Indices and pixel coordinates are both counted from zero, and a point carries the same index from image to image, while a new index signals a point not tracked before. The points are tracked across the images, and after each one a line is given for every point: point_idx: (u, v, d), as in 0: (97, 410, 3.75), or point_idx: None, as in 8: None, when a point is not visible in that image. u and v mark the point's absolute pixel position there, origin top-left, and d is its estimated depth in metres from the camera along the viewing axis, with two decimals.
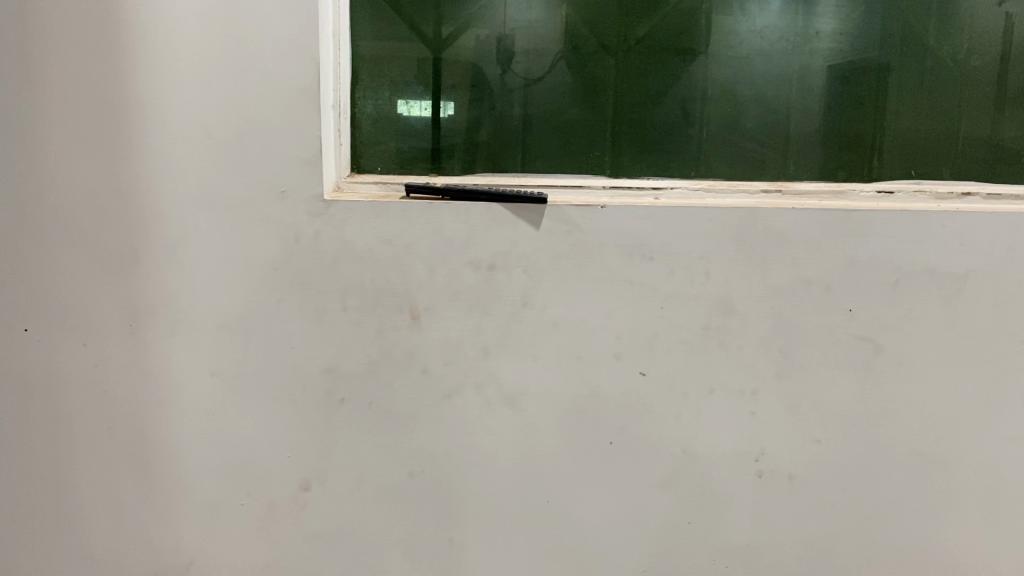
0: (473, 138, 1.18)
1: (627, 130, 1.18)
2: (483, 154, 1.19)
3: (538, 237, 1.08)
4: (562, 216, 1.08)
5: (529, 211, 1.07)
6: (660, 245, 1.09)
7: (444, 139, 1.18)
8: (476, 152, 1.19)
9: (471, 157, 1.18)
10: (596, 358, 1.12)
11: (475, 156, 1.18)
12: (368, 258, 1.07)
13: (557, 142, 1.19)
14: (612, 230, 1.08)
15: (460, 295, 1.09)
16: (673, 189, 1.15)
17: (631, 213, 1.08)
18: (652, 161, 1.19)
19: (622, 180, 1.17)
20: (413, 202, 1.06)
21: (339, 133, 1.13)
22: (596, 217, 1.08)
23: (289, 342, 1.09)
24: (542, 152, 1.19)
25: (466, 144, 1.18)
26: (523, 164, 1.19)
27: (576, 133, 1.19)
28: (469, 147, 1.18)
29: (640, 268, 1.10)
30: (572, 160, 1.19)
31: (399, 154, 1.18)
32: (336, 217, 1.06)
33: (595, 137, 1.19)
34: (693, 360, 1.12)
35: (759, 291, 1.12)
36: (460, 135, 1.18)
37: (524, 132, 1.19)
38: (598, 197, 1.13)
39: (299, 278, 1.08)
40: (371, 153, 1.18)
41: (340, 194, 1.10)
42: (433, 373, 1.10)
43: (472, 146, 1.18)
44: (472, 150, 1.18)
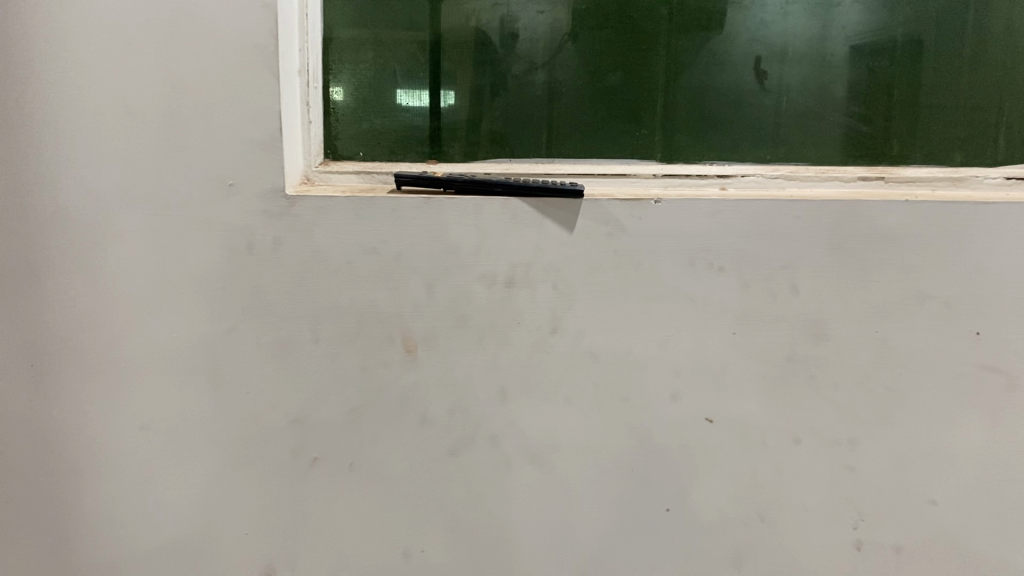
0: (481, 114, 0.91)
1: (683, 102, 0.91)
2: (495, 134, 0.92)
3: (572, 242, 0.81)
4: (603, 214, 0.81)
5: (560, 207, 0.81)
6: (732, 252, 0.83)
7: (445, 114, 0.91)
8: (487, 132, 0.92)
9: (480, 139, 0.92)
10: (648, 399, 0.85)
11: (485, 138, 0.92)
12: (346, 272, 0.80)
13: (593, 118, 0.92)
14: (669, 232, 0.82)
15: (470, 319, 0.82)
16: (745, 178, 0.89)
17: (694, 208, 0.82)
18: (716, 141, 0.92)
19: (676, 166, 0.90)
20: (405, 197, 0.80)
21: (308, 108, 0.86)
22: (649, 215, 0.82)
23: (245, 385, 0.82)
24: (572, 130, 0.92)
25: (473, 121, 0.91)
26: (547, 146, 0.92)
27: (616, 106, 0.91)
28: (477, 126, 0.91)
29: (705, 281, 0.83)
30: (611, 140, 0.92)
31: (388, 137, 0.92)
32: (303, 217, 0.79)
33: (642, 110, 0.91)
34: (774, 401, 0.86)
35: (860, 310, 0.85)
36: (464, 110, 0.91)
37: (549, 105, 0.91)
38: (649, 189, 0.86)
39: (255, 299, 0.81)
40: (350, 133, 0.91)
41: (310, 188, 0.83)
42: (434, 423, 0.84)
43: (482, 124, 0.91)
44: (482, 129, 0.91)
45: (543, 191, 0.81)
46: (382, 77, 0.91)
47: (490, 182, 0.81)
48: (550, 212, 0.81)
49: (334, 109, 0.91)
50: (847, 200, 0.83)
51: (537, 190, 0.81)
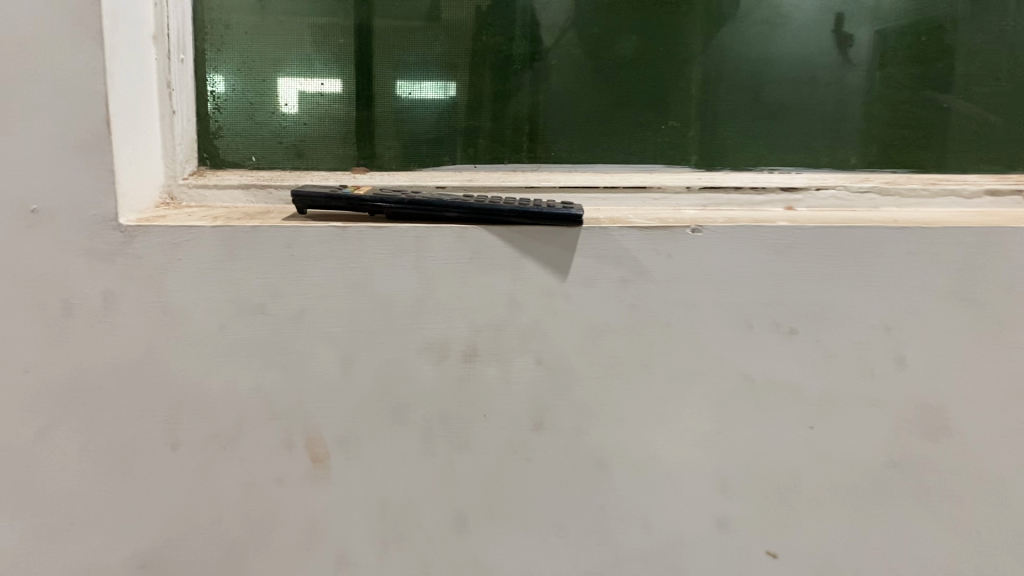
0: (473, 103, 0.62)
1: (730, 82, 0.62)
2: (489, 130, 0.62)
3: (564, 293, 0.53)
4: (611, 250, 0.53)
5: (545, 242, 0.53)
6: (806, 305, 0.55)
7: (411, 103, 0.62)
8: (465, 127, 0.62)
9: (456, 137, 0.62)
10: (679, 525, 0.57)
11: (459, 136, 0.62)
12: (218, 342, 0.52)
13: (603, 107, 0.62)
14: (712, 276, 0.54)
15: (409, 412, 0.54)
16: (820, 191, 0.61)
17: (748, 239, 0.54)
18: (775, 140, 0.63)
19: (722, 176, 0.61)
20: (305, 226, 0.52)
21: (172, 92, 0.57)
22: (681, 250, 0.54)
23: (66, 518, 0.53)
24: (569, 124, 0.62)
25: (465, 105, 0.62)
26: (532, 148, 0.63)
27: (632, 89, 0.62)
28: (461, 119, 0.62)
29: (765, 351, 0.55)
30: (626, 138, 0.63)
31: (296, 134, 0.62)
32: (149, 260, 0.51)
33: (668, 94, 0.62)
34: (870, 526, 0.57)
35: (1000, 391, 0.56)
36: (458, 98, 0.62)
37: (533, 89, 0.62)
38: (680, 211, 0.58)
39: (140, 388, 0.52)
40: (239, 129, 0.61)
41: (170, 211, 0.55)
42: (356, 567, 0.55)
43: (461, 117, 0.62)
44: (465, 123, 0.62)
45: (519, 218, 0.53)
46: (284, 47, 0.61)
47: (438, 203, 0.53)
48: (529, 248, 0.53)
49: (215, 93, 0.61)
50: (984, 226, 0.55)
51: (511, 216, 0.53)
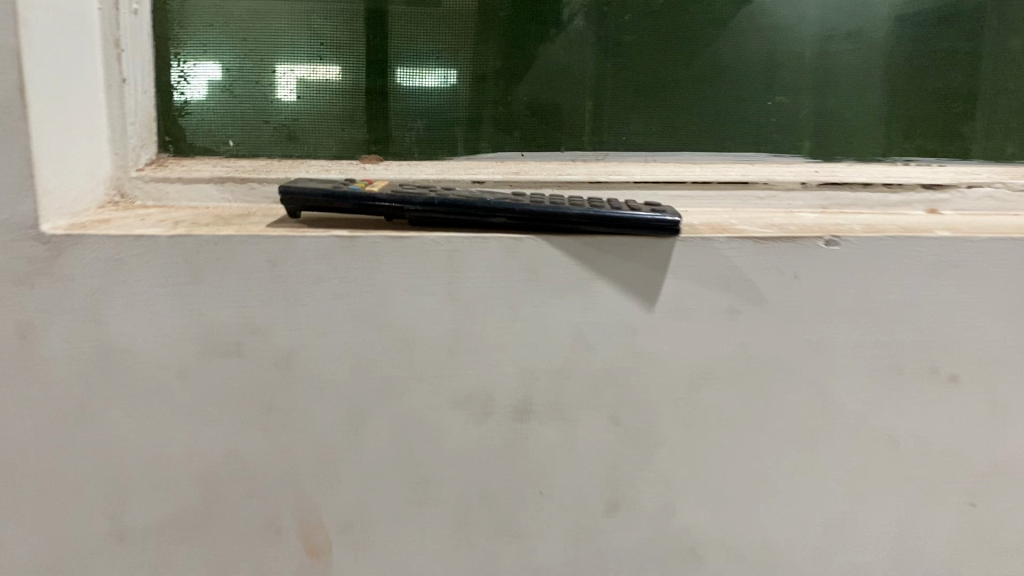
0: (481, 82, 0.46)
1: (860, 45, 0.47)
2: (492, 116, 0.47)
3: (652, 329, 0.40)
4: (717, 271, 0.39)
5: (628, 258, 0.39)
6: (971, 343, 0.41)
7: (407, 81, 0.46)
8: (470, 110, 0.47)
9: (459, 123, 0.47)
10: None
11: (464, 122, 0.47)
12: (180, 395, 0.38)
13: (678, 77, 0.47)
14: (847, 304, 0.40)
15: (438, 486, 0.40)
16: (972, 189, 0.46)
17: (900, 258, 0.40)
18: (915, 121, 0.48)
19: (845, 168, 0.47)
20: (297, 236, 0.37)
21: (122, 52, 0.42)
22: (809, 270, 0.40)
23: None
24: (645, 103, 0.47)
25: (465, 90, 0.46)
26: (595, 134, 0.47)
27: (729, 53, 0.46)
28: (464, 100, 0.46)
29: (914, 405, 0.41)
30: (720, 120, 0.47)
31: (281, 113, 0.46)
32: (82, 284, 0.37)
33: (779, 59, 0.47)
34: None
35: None
36: (461, 79, 0.46)
37: (599, 49, 0.46)
38: (795, 216, 0.44)
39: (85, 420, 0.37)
40: (204, 108, 0.46)
41: (117, 214, 0.41)
42: None
43: (461, 100, 0.46)
44: (468, 109, 0.46)
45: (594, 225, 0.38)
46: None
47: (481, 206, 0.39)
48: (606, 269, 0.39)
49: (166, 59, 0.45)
50: None
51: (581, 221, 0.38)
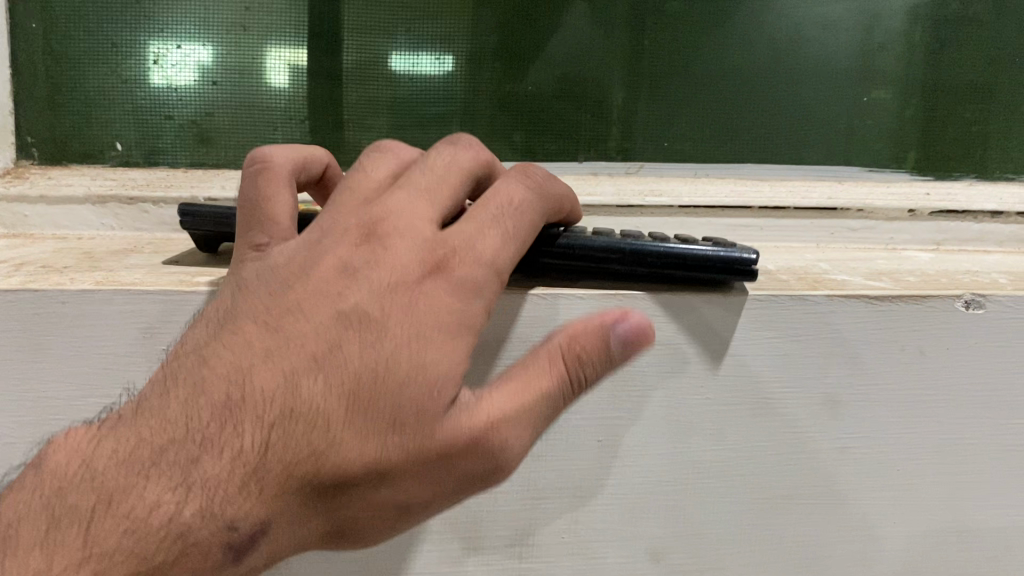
0: (480, 63, 0.33)
1: (992, 19, 0.34)
2: (490, 112, 0.34)
3: (712, 428, 0.27)
4: (809, 348, 0.27)
5: (681, 330, 0.26)
6: None
7: (395, 60, 0.33)
8: (472, 103, 0.34)
9: (454, 120, 0.34)
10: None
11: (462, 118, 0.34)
12: None
13: (728, 65, 0.34)
14: (989, 391, 0.28)
15: None
16: None
17: None
18: None
19: (964, 188, 0.34)
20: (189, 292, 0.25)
21: None
22: (939, 344, 0.27)
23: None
24: (697, 96, 0.34)
25: (457, 77, 0.33)
26: (629, 137, 0.35)
27: (808, 31, 0.34)
28: (460, 90, 0.34)
29: None
30: (798, 121, 0.35)
31: (186, 105, 0.33)
32: None
33: (878, 41, 0.34)
34: None
35: None
36: (460, 60, 0.33)
37: (632, 25, 0.33)
38: (902, 254, 0.32)
39: (270, 164, 0.25)
40: (73, 97, 0.32)
41: None
42: None
43: (459, 92, 0.34)
44: (463, 103, 0.34)
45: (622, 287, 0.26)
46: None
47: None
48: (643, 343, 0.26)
49: (20, 26, 0.32)
50: None
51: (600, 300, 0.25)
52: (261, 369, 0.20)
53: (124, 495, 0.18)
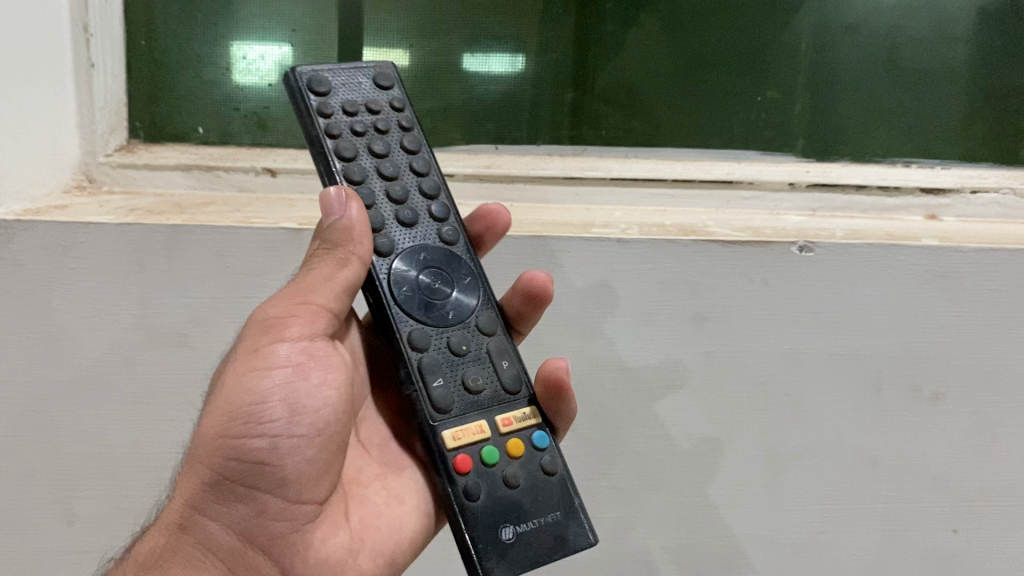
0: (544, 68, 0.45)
1: (859, 39, 0.45)
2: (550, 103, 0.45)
3: (609, 333, 0.38)
4: (682, 276, 0.38)
5: (595, 258, 0.38)
6: (953, 361, 0.39)
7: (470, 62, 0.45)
8: (467, 97, 0.45)
9: (454, 113, 0.45)
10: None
11: (463, 109, 0.45)
12: (127, 383, 0.38)
13: (649, 76, 0.46)
14: (819, 313, 0.38)
15: None
16: (975, 195, 0.43)
17: (882, 266, 0.38)
18: (916, 123, 0.45)
19: (840, 170, 0.43)
20: (247, 225, 0.38)
21: (92, 38, 0.42)
22: (782, 275, 0.38)
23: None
24: (633, 94, 0.46)
25: (444, 74, 0.45)
26: (581, 124, 0.45)
27: (707, 44, 0.46)
28: (527, 81, 0.45)
29: (894, 424, 0.39)
30: (711, 116, 0.45)
31: (253, 101, 0.45)
32: (33, 269, 0.37)
33: (772, 54, 0.45)
34: None
35: None
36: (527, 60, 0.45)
37: (580, 41, 0.45)
38: (780, 218, 0.42)
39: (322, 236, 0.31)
40: (172, 98, 0.45)
41: (79, 198, 0.41)
42: None
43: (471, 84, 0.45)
44: (530, 94, 0.45)
45: (516, 417, 0.32)
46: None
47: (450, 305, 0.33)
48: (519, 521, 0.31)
49: (143, 45, 0.44)
50: None
51: (471, 454, 0.30)
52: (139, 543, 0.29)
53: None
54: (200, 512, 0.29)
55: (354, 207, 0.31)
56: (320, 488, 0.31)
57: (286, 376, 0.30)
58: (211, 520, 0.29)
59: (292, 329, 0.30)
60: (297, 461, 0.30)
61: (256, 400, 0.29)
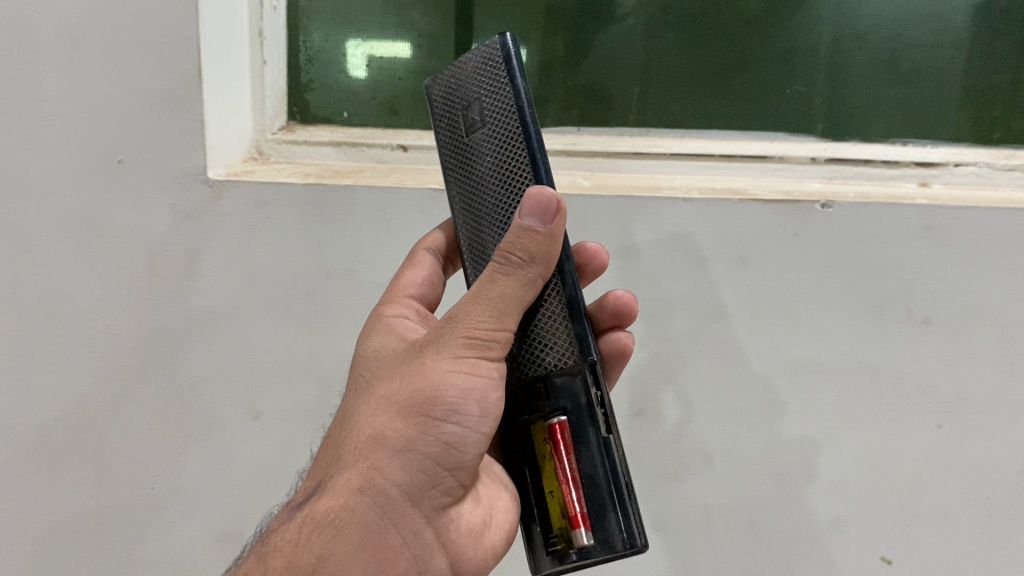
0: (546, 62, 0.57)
1: (866, 46, 0.57)
2: (564, 89, 0.57)
3: (675, 271, 0.50)
4: (731, 227, 0.50)
5: (666, 214, 0.50)
6: (939, 295, 0.50)
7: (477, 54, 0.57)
8: (553, 90, 0.57)
9: (547, 103, 0.57)
10: (791, 539, 0.51)
11: (551, 98, 0.57)
12: (306, 308, 0.50)
13: (700, 74, 0.57)
14: (836, 256, 0.50)
15: None
16: (959, 167, 0.54)
17: (886, 220, 0.50)
18: (912, 113, 0.57)
19: (852, 148, 0.55)
20: (400, 188, 0.50)
21: (264, 40, 0.54)
22: (808, 224, 0.50)
23: (139, 490, 0.50)
24: (685, 88, 0.57)
25: (535, 72, 0.57)
26: (645, 110, 0.57)
27: (747, 49, 0.58)
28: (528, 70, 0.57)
29: (894, 343, 0.51)
30: (749, 106, 0.57)
31: (388, 91, 0.57)
32: (239, 218, 0.49)
33: (797, 58, 0.57)
34: (1004, 540, 0.52)
35: None
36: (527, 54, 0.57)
37: (644, 48, 0.58)
38: (804, 185, 0.53)
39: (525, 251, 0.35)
40: (323, 90, 0.57)
41: (258, 165, 0.52)
42: None
43: (555, 78, 0.57)
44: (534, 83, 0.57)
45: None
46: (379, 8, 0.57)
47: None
48: (545, 565, 0.35)
49: (305, 45, 0.57)
50: None
51: None
52: (321, 500, 0.34)
53: (275, 544, 0.34)
54: (381, 475, 0.34)
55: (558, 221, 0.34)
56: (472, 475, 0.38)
57: (485, 385, 0.35)
58: (390, 487, 0.34)
59: (495, 349, 0.35)
60: (472, 449, 0.36)
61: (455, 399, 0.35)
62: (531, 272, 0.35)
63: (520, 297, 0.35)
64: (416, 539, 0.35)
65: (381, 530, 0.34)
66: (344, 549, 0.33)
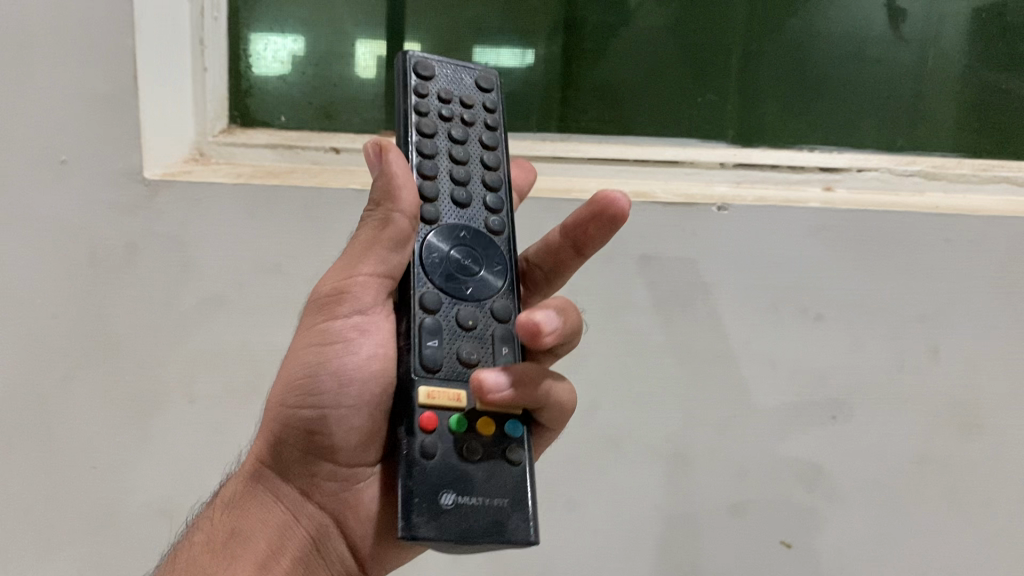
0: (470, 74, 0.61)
1: (769, 65, 0.62)
2: None
3: (582, 267, 0.54)
4: (633, 227, 0.54)
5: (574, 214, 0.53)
6: (827, 289, 0.54)
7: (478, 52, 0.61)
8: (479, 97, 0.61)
9: None
10: (698, 524, 0.52)
11: None
12: (234, 299, 0.53)
13: (616, 86, 0.61)
14: (730, 254, 0.54)
15: None
16: (860, 173, 0.58)
17: (774, 219, 0.54)
18: (814, 124, 0.61)
19: (761, 154, 0.58)
20: (325, 187, 0.54)
21: (205, 49, 0.57)
22: (703, 224, 0.54)
23: (77, 468, 0.51)
24: (602, 97, 0.61)
25: None
26: (565, 118, 0.61)
27: (658, 66, 0.62)
28: None
29: (788, 336, 0.54)
30: (662, 115, 0.61)
31: (323, 99, 0.61)
32: (174, 212, 0.53)
33: (706, 73, 0.61)
34: (905, 524, 0.53)
35: None
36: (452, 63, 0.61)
37: (563, 64, 0.62)
38: (712, 188, 0.56)
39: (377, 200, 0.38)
40: (261, 97, 0.60)
41: (197, 165, 0.55)
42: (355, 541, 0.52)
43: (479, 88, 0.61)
44: None
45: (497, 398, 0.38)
46: (313, 22, 0.62)
47: (495, 275, 0.41)
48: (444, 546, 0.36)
49: (246, 54, 0.60)
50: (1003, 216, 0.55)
51: (440, 416, 0.36)
52: (231, 486, 0.41)
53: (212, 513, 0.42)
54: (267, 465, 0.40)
55: (393, 160, 0.38)
56: (371, 451, 0.41)
57: (338, 353, 0.39)
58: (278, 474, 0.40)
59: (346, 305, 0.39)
60: (341, 429, 0.40)
61: (310, 375, 0.39)
62: (379, 218, 0.38)
63: (371, 241, 0.38)
64: (314, 518, 0.40)
65: (274, 510, 0.40)
66: (244, 523, 0.39)
